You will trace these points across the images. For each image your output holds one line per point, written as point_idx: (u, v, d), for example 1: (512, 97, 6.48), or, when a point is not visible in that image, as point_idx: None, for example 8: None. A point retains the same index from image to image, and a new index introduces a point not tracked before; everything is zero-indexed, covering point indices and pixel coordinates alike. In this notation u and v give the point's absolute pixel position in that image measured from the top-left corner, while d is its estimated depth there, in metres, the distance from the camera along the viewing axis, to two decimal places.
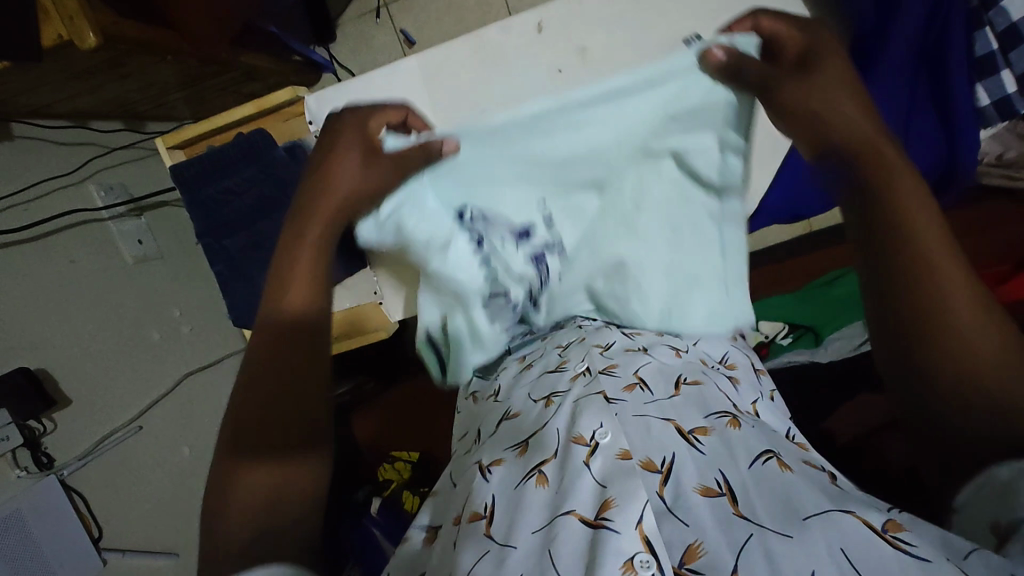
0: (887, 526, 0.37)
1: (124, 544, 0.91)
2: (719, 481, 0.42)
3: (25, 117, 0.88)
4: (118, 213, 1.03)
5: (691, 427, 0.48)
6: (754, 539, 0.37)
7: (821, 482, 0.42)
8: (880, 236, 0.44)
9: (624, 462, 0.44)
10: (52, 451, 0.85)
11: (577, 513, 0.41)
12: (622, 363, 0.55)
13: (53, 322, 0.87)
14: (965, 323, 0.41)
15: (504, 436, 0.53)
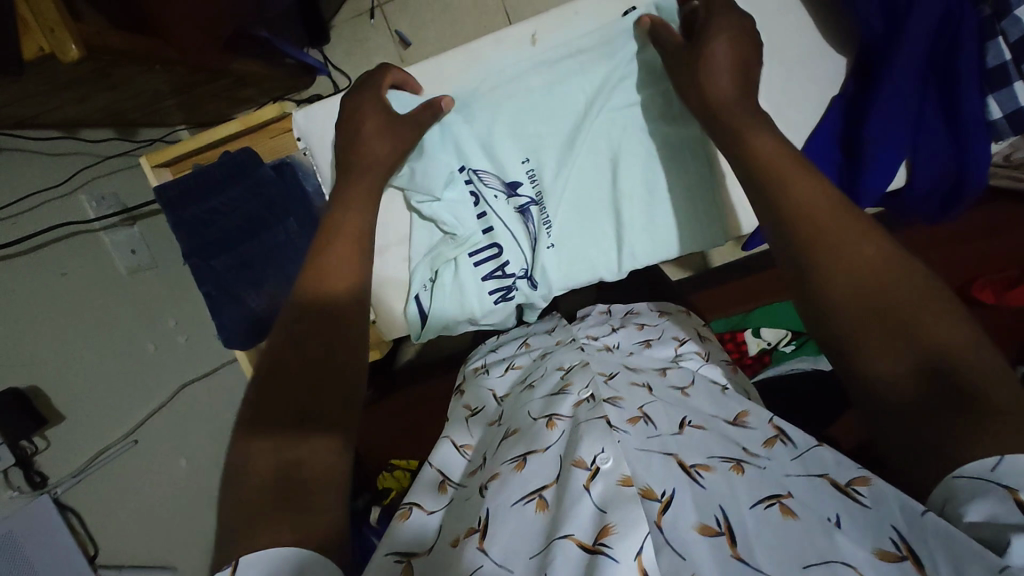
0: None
1: (120, 561, 0.91)
2: (719, 519, 0.40)
3: (13, 130, 0.87)
4: (109, 224, 1.01)
5: (693, 462, 0.46)
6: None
7: (831, 522, 0.39)
8: (825, 282, 0.44)
9: (625, 489, 0.42)
10: (44, 469, 0.85)
11: (574, 538, 0.40)
12: (627, 398, 0.54)
13: (46, 337, 0.86)
14: (936, 328, 0.40)
15: (503, 455, 0.53)
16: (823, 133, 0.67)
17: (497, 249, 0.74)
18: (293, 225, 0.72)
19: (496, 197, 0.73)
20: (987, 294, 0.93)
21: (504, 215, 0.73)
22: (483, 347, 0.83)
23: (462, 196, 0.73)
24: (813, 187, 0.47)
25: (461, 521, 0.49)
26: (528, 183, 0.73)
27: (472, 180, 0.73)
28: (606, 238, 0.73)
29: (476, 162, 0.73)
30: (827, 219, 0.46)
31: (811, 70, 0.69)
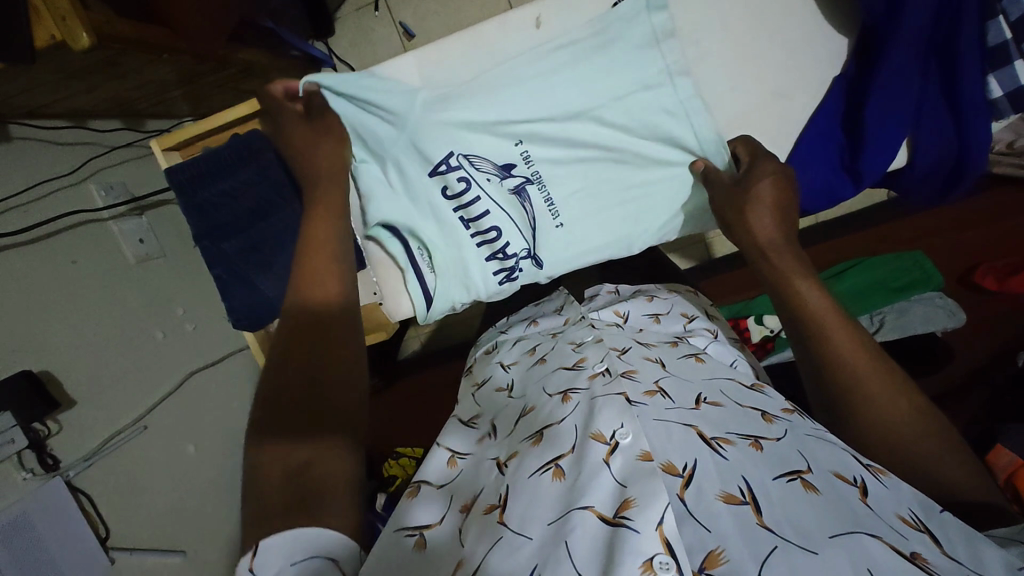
0: (913, 553, 0.38)
1: (131, 544, 0.90)
2: (743, 490, 0.41)
3: (24, 119, 0.88)
4: (117, 213, 1.03)
5: (713, 435, 0.47)
6: (780, 549, 0.37)
7: (850, 501, 0.41)
8: (857, 418, 0.52)
9: (644, 464, 0.43)
10: (56, 453, 0.84)
11: (595, 510, 0.41)
12: (642, 371, 0.56)
13: (58, 324, 0.88)
14: (944, 460, 0.49)
15: (522, 429, 0.54)
16: (822, 117, 0.68)
17: (493, 232, 0.75)
18: (300, 209, 0.74)
19: (488, 180, 0.74)
20: (990, 280, 0.94)
21: (498, 198, 0.74)
22: (495, 326, 0.84)
23: (455, 183, 0.73)
24: (847, 334, 0.54)
25: (476, 489, 0.51)
26: (522, 165, 0.73)
27: (462, 167, 0.73)
28: (610, 217, 0.74)
29: (464, 147, 0.72)
30: (859, 362, 0.53)
31: (811, 53, 0.69)
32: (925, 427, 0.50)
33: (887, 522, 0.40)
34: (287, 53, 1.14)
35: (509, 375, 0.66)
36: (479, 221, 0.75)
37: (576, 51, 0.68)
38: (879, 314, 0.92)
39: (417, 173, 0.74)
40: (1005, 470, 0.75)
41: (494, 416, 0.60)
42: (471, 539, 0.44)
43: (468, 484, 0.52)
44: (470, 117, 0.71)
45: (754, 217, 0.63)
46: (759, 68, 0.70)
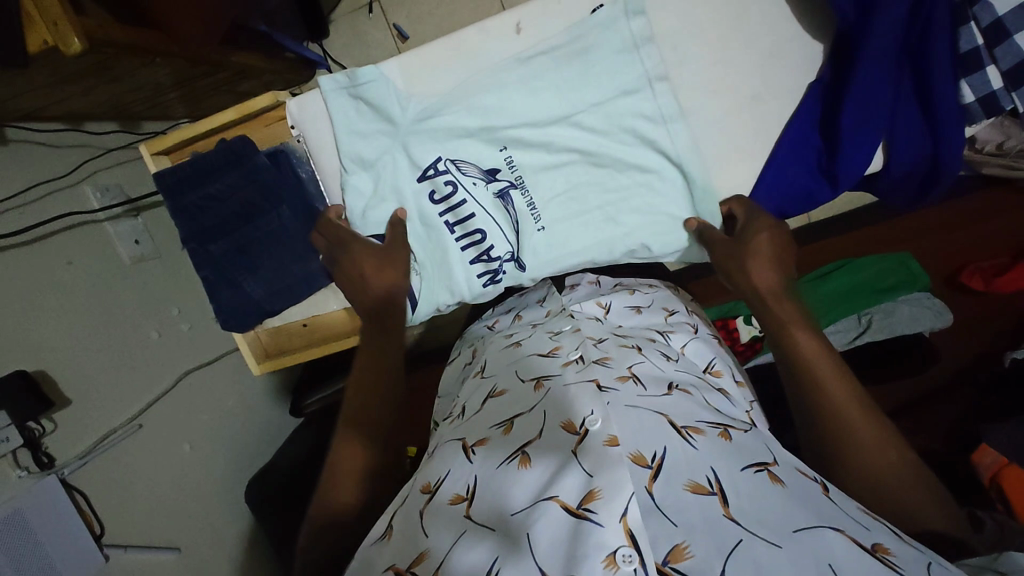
0: (876, 546, 0.39)
1: (126, 540, 0.92)
2: (711, 480, 0.42)
3: (19, 121, 0.89)
4: (113, 214, 1.04)
5: (684, 424, 0.48)
6: (744, 544, 0.37)
7: (813, 495, 0.43)
8: (841, 455, 0.53)
9: (611, 449, 0.43)
10: (51, 451, 0.85)
11: (559, 500, 0.42)
12: (615, 358, 0.57)
13: (53, 324, 0.89)
14: (924, 498, 0.50)
15: (490, 415, 0.55)
16: (800, 121, 0.69)
17: (479, 234, 0.76)
18: (285, 213, 0.75)
19: (475, 184, 0.75)
20: (977, 281, 0.95)
21: (483, 201, 0.75)
22: (478, 321, 0.85)
23: (442, 188, 0.75)
24: (837, 377, 0.56)
25: (437, 471, 0.52)
26: (506, 170, 0.74)
27: (449, 171, 0.74)
28: (593, 221, 0.74)
29: (452, 153, 0.73)
30: (846, 403, 0.55)
31: (790, 57, 0.70)
32: (907, 465, 0.51)
33: (844, 514, 0.42)
34: (281, 56, 1.15)
35: (485, 359, 0.67)
36: (464, 224, 0.76)
37: (553, 61, 0.70)
38: (866, 315, 0.93)
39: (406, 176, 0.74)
40: (987, 469, 0.77)
41: (469, 399, 0.61)
42: (439, 526, 0.46)
43: (436, 463, 0.53)
44: (460, 125, 0.72)
45: (754, 264, 0.66)
46: (742, 70, 0.70)
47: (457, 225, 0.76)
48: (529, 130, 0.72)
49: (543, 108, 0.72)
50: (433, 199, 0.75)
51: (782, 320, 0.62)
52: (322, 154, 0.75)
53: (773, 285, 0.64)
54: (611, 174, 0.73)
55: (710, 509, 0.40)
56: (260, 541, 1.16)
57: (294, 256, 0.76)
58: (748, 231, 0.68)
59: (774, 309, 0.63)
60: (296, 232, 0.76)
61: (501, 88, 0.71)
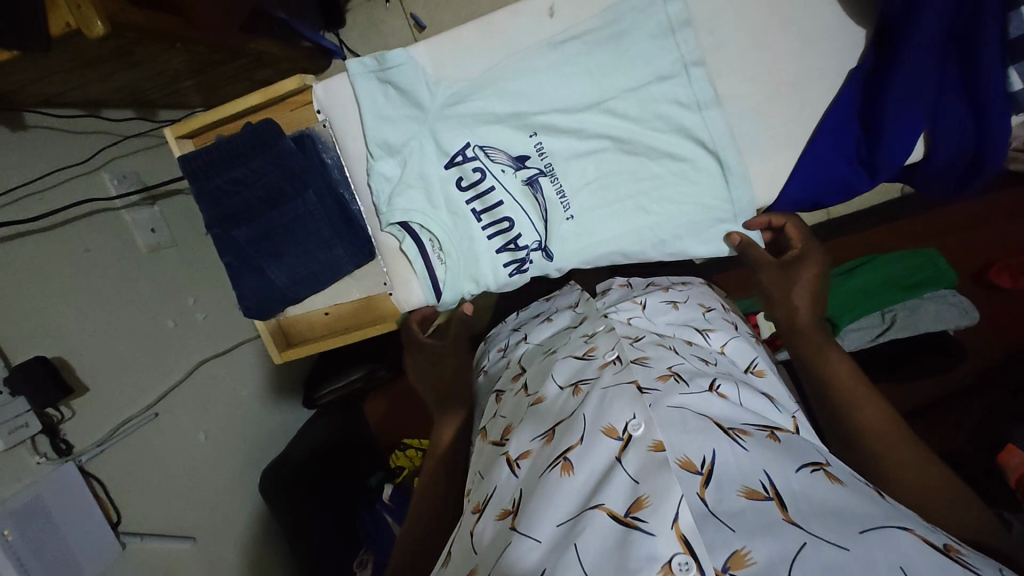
0: (948, 546, 0.39)
1: (142, 529, 0.91)
2: (765, 485, 0.41)
3: (38, 107, 0.88)
4: (130, 203, 1.03)
5: (731, 426, 0.47)
6: (809, 547, 0.36)
7: (872, 496, 0.42)
8: (882, 472, 0.53)
9: (656, 455, 0.44)
10: (69, 438, 0.84)
11: (606, 509, 0.42)
12: (654, 357, 0.56)
13: (71, 311, 0.88)
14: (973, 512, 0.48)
15: (529, 424, 0.54)
16: (838, 110, 0.68)
17: (507, 222, 0.75)
18: (311, 198, 0.74)
19: (504, 171, 0.74)
20: (1005, 278, 0.94)
21: (512, 189, 0.74)
22: (505, 321, 0.84)
23: (471, 175, 0.74)
24: (869, 399, 0.58)
25: (483, 490, 0.53)
26: (536, 157, 0.73)
27: (478, 157, 0.73)
28: (622, 210, 0.73)
29: (481, 138, 0.72)
30: (881, 421, 0.56)
31: (828, 43, 0.69)
32: (951, 480, 0.50)
33: (907, 516, 0.41)
34: (299, 44, 1.14)
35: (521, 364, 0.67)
36: (492, 212, 0.75)
37: (585, 47, 0.69)
38: (890, 313, 0.90)
39: (434, 161, 0.74)
40: (1015, 471, 0.75)
41: (506, 406, 0.61)
42: (487, 541, 0.47)
43: (484, 480, 0.54)
44: (489, 111, 0.71)
45: (797, 291, 0.68)
46: (777, 57, 0.69)
47: (485, 213, 0.75)
48: (559, 116, 0.71)
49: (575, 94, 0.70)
50: (461, 186, 0.74)
51: (818, 346, 0.65)
52: (349, 139, 0.75)
53: (812, 314, 0.67)
54: (641, 163, 0.72)
55: (768, 514, 0.39)
56: (274, 532, 1.16)
57: (318, 243, 0.76)
58: (794, 261, 0.70)
59: (813, 335, 0.65)
60: (321, 219, 0.75)
61: (531, 73, 0.70)
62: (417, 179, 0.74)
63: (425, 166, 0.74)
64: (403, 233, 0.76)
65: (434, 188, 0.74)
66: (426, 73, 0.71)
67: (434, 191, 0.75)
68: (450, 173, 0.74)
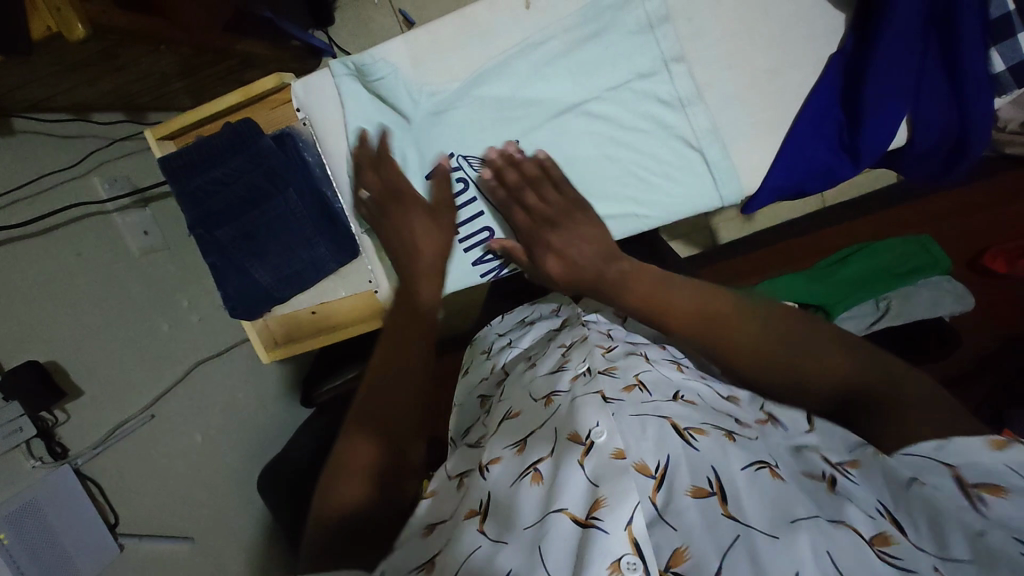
0: (877, 536, 0.37)
1: (140, 530, 0.92)
2: (712, 481, 0.40)
3: (25, 112, 0.89)
4: (122, 205, 1.04)
5: (687, 425, 0.45)
6: (742, 540, 0.36)
7: (816, 489, 0.40)
8: (759, 376, 0.51)
9: (617, 461, 0.43)
10: (64, 441, 0.85)
11: (568, 513, 0.41)
12: (623, 367, 0.55)
13: (65, 315, 0.89)
14: (832, 370, 0.49)
15: (505, 435, 0.54)
16: (818, 97, 0.67)
17: (486, 232, 0.74)
18: (293, 196, 0.74)
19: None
20: (1000, 263, 0.93)
21: None
22: (491, 328, 0.82)
23: (453, 185, 0.73)
24: (678, 295, 0.54)
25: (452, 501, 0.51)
26: None
27: (461, 167, 0.72)
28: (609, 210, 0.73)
29: (464, 148, 0.72)
30: (712, 320, 0.52)
31: (813, 31, 0.67)
32: (803, 349, 0.50)
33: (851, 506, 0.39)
34: (287, 44, 1.15)
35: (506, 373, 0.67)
36: (472, 223, 0.74)
37: (565, 47, 0.68)
38: (885, 300, 0.89)
39: (418, 165, 0.73)
40: None
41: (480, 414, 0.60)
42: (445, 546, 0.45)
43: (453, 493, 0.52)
44: (476, 117, 0.71)
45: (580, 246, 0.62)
46: (761, 42, 0.68)
47: (464, 224, 0.74)
48: (540, 109, 0.71)
49: (554, 83, 0.70)
50: None
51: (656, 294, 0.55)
52: (329, 138, 0.74)
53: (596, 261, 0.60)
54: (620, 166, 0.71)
55: (711, 511, 0.38)
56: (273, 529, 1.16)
57: (302, 241, 0.75)
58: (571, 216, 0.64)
59: (607, 275, 0.58)
60: (303, 219, 0.75)
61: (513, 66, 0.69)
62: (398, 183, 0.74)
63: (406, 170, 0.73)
64: None
65: (421, 198, 0.74)
66: (407, 76, 0.71)
67: None
68: (432, 179, 0.73)
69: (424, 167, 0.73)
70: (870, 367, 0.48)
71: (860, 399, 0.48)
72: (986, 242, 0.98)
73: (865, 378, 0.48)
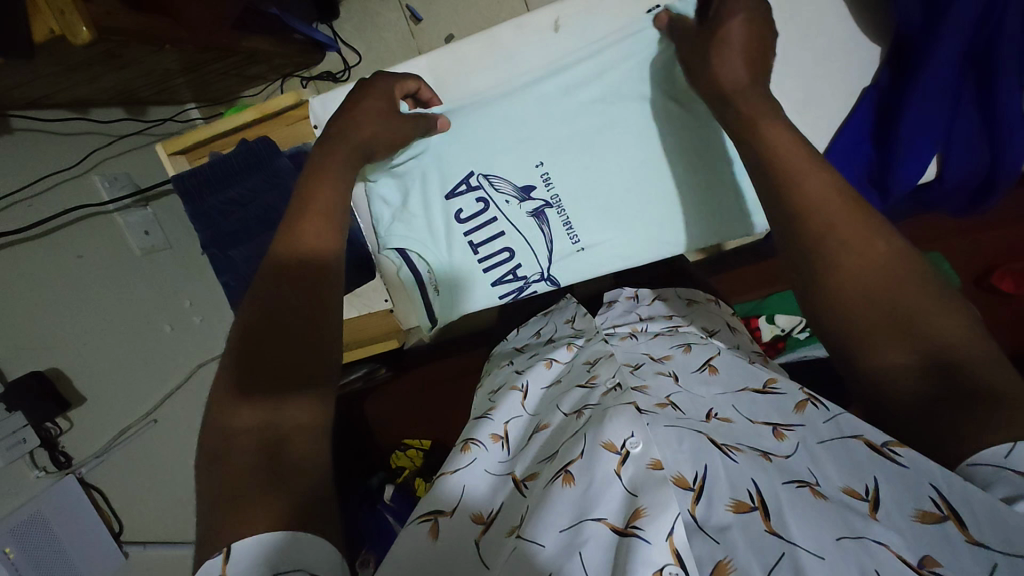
0: (924, 560, 0.29)
1: (146, 537, 0.93)
2: (752, 493, 0.35)
3: (25, 111, 0.86)
4: (123, 205, 1.01)
5: (724, 441, 0.40)
6: (787, 560, 0.31)
7: (860, 514, 0.32)
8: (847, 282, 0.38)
9: (655, 472, 0.38)
10: (68, 449, 0.85)
11: (607, 522, 0.37)
12: (654, 387, 0.50)
13: (67, 320, 0.87)
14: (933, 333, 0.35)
15: (537, 451, 0.50)
16: (850, 131, 0.66)
17: (505, 253, 0.73)
18: None
19: (508, 202, 0.71)
20: (1008, 282, 0.94)
21: (516, 221, 0.72)
22: (507, 341, 0.82)
23: (472, 205, 0.72)
24: (823, 180, 0.41)
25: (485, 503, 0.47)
26: (542, 187, 0.71)
27: (481, 186, 0.71)
28: (632, 235, 0.71)
29: (486, 167, 0.71)
30: (843, 219, 0.40)
31: (845, 62, 0.66)
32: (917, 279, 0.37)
33: (898, 531, 0.31)
34: (289, 38, 1.11)
35: (525, 377, 0.62)
36: (491, 243, 0.73)
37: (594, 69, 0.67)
38: None
39: (439, 182, 0.72)
40: None
41: (497, 409, 0.58)
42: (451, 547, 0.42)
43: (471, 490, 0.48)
44: (497, 138, 0.70)
45: (721, 63, 0.52)
46: (793, 70, 0.66)
47: (483, 245, 0.73)
48: (564, 128, 0.69)
49: (582, 102, 0.68)
50: (461, 218, 0.73)
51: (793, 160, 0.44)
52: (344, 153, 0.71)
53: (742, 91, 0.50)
54: (652, 196, 0.70)
55: (751, 527, 0.33)
56: None
57: None
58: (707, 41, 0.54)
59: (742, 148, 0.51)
60: None
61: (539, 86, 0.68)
62: (416, 202, 0.72)
63: (426, 190, 0.72)
64: (400, 259, 0.74)
65: (438, 215, 0.73)
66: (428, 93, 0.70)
67: (438, 222, 0.73)
68: (452, 198, 0.72)
69: (445, 184, 0.72)
70: (995, 356, 0.34)
71: (962, 378, 0.33)
72: (995, 260, 0.98)
73: (976, 358, 0.34)
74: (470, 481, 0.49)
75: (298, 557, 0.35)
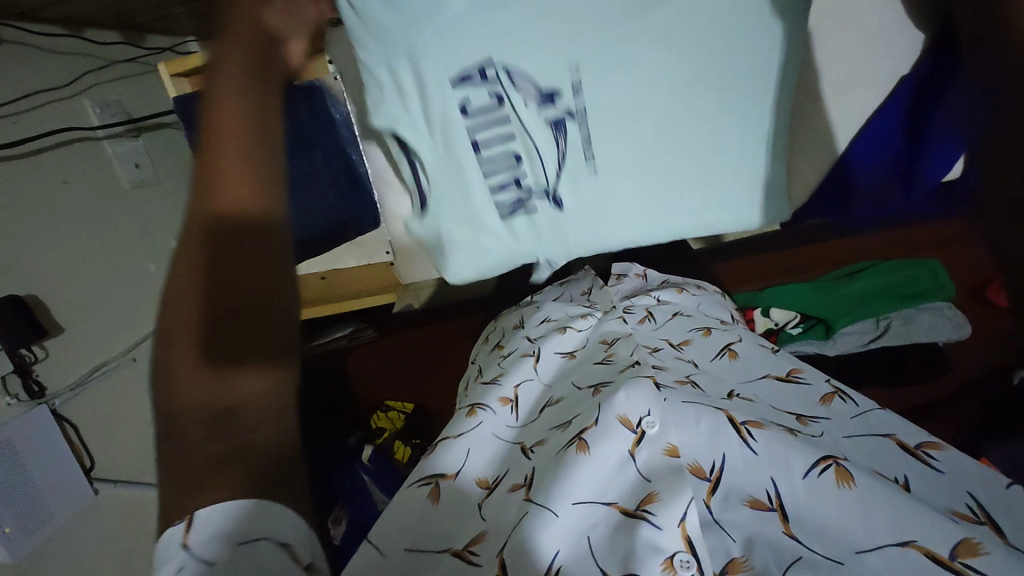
0: (954, 552, 0.35)
1: (115, 476, 0.87)
2: (770, 495, 0.41)
3: (14, 21, 0.81)
4: (114, 134, 0.97)
5: (743, 419, 0.46)
6: (802, 562, 0.37)
7: (886, 497, 0.38)
8: None
9: (671, 460, 0.43)
10: (42, 379, 0.79)
11: (617, 505, 0.42)
12: (672, 369, 0.56)
13: (45, 246, 0.82)
14: None
15: (548, 420, 0.53)
16: (882, 119, 0.72)
17: (514, 159, 0.69)
18: (317, 157, 0.78)
19: (525, 102, 0.64)
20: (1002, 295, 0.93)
21: (529, 124, 0.66)
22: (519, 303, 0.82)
23: (483, 96, 0.64)
24: None
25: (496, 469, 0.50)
26: (568, 93, 0.63)
27: (498, 80, 0.62)
28: (659, 168, 0.68)
29: (506, 55, 0.61)
30: None
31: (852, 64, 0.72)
32: None
33: (926, 522, 0.37)
34: None
35: (539, 342, 0.65)
36: (496, 143, 0.68)
37: None
38: (885, 319, 0.87)
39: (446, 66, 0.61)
40: None
41: (509, 373, 0.60)
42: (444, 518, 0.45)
43: (486, 457, 0.51)
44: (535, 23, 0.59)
45: None
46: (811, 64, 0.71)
47: (486, 146, 0.68)
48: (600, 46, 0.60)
49: None
50: (467, 109, 0.65)
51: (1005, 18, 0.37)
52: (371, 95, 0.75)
53: None
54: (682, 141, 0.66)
55: (769, 526, 0.39)
56: None
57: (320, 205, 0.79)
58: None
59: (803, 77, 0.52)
60: (330, 180, 0.79)
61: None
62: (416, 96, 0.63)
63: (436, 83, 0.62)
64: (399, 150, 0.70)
65: (437, 125, 0.66)
66: None
67: (434, 128, 0.66)
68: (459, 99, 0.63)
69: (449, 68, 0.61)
70: None
71: None
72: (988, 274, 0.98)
73: None
74: (480, 440, 0.52)
75: (264, 525, 0.34)
